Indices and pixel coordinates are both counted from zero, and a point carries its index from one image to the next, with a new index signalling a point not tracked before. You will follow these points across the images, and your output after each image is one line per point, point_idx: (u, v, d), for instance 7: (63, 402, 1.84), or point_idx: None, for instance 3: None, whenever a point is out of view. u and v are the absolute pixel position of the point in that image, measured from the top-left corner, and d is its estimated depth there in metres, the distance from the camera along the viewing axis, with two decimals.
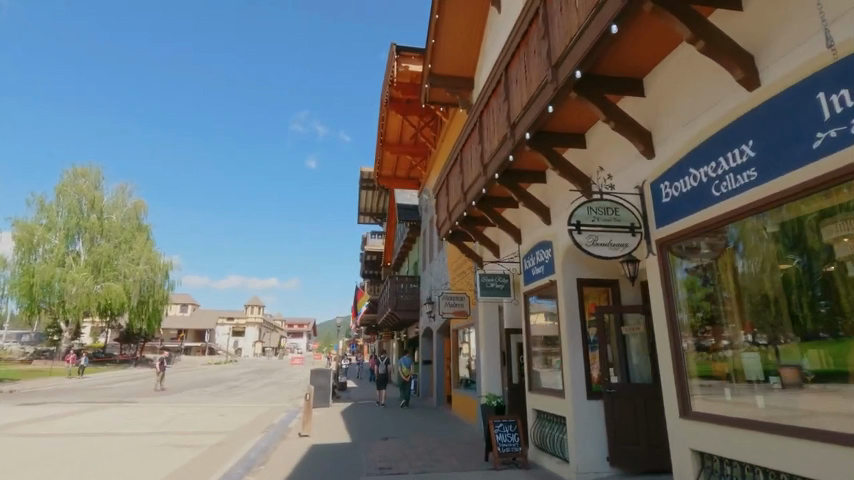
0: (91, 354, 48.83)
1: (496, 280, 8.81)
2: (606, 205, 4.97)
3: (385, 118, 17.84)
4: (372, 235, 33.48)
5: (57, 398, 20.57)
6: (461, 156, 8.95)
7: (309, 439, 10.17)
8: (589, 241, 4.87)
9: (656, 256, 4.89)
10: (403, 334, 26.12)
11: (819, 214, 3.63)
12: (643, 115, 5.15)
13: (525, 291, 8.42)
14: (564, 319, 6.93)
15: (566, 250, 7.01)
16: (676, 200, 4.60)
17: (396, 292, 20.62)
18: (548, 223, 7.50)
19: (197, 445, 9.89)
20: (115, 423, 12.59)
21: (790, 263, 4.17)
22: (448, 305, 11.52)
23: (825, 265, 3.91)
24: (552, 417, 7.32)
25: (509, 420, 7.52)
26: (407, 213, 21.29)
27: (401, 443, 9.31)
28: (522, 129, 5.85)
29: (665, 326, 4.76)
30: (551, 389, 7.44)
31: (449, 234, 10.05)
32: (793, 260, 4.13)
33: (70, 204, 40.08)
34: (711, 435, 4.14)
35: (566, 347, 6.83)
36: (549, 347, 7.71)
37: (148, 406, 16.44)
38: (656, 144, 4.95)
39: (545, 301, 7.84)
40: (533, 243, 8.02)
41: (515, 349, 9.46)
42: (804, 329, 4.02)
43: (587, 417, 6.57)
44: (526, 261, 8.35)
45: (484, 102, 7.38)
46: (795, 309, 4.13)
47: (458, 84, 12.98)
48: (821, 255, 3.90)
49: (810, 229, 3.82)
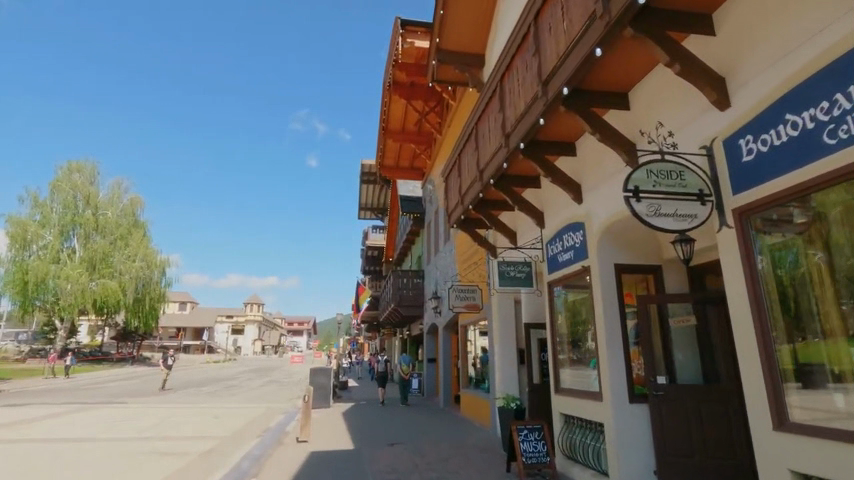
0: (87, 353, 47.97)
1: (517, 269, 7.88)
2: (669, 168, 4.08)
3: (388, 104, 16.81)
4: (372, 230, 32.55)
5: (45, 397, 19.59)
6: (476, 130, 8.05)
7: (308, 446, 9.19)
8: (651, 212, 3.95)
9: (732, 229, 3.96)
10: (405, 333, 25.15)
11: (844, 209, 3.43)
12: (713, 57, 4.20)
13: (549, 281, 7.53)
14: (599, 309, 6.03)
15: (601, 231, 6.12)
16: (764, 156, 3.68)
17: (399, 288, 19.69)
18: (579, 201, 6.60)
19: (184, 452, 8.94)
20: (100, 427, 11.64)
21: (812, 257, 3.82)
22: (459, 299, 10.69)
23: (849, 259, 3.57)
24: (585, 422, 6.44)
25: (534, 426, 6.62)
26: (410, 205, 20.35)
27: (409, 451, 8.37)
28: (559, 83, 4.94)
29: (749, 316, 3.79)
30: (581, 391, 6.53)
31: (460, 219, 9.15)
32: (813, 254, 3.81)
33: (65, 200, 39.09)
34: (821, 457, 3.21)
35: (604, 342, 5.90)
36: (579, 344, 6.81)
37: (138, 408, 15.46)
38: (731, 91, 4.03)
39: (574, 291, 6.96)
40: (561, 226, 7.12)
41: (535, 346, 8.53)
42: (824, 328, 3.65)
43: (630, 424, 5.66)
44: (551, 246, 7.46)
45: (507, 64, 6.48)
46: (810, 305, 3.77)
47: (468, 61, 11.99)
48: (846, 249, 3.58)
49: (836, 223, 3.56)
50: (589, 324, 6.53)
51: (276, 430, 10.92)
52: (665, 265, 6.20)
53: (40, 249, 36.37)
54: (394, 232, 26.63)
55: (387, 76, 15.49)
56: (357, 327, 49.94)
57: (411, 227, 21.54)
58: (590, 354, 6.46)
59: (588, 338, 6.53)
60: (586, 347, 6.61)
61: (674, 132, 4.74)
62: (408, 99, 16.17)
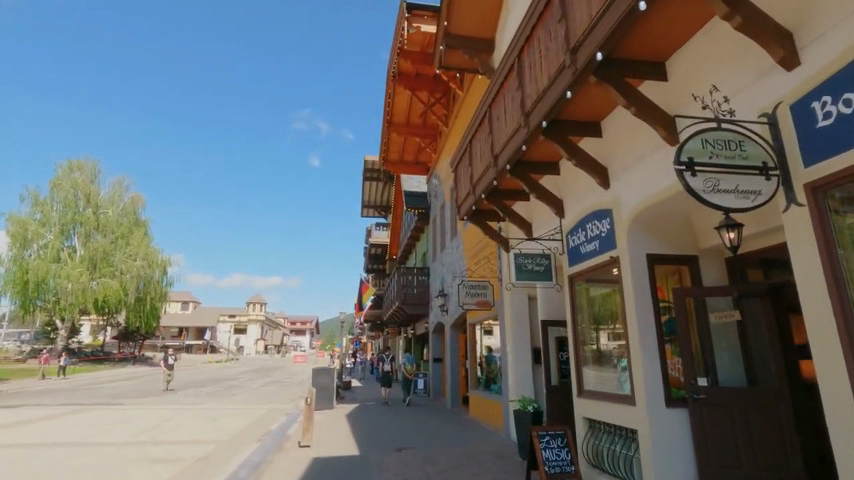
0: (89, 352, 47.78)
1: (535, 261, 7.28)
2: (727, 136, 3.53)
3: (392, 95, 16.27)
4: (376, 228, 31.97)
5: (41, 398, 19.05)
6: (489, 113, 7.50)
7: (309, 452, 8.61)
8: (709, 187, 3.39)
9: (802, 208, 3.41)
10: (409, 332, 24.59)
11: None
12: (774, 8, 3.60)
13: (571, 274, 6.97)
14: (629, 304, 5.47)
15: (631, 219, 5.56)
16: (844, 120, 3.10)
17: (403, 286, 19.15)
18: (605, 186, 6.04)
19: (177, 458, 8.39)
20: (94, 431, 11.12)
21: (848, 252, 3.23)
22: (469, 295, 10.15)
23: None
24: (612, 428, 5.88)
25: (557, 432, 6.09)
26: (415, 201, 19.77)
27: (419, 458, 7.80)
28: (591, 47, 4.36)
29: (830, 310, 3.21)
30: (607, 394, 5.97)
31: (471, 210, 8.60)
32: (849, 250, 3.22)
33: (65, 198, 38.65)
34: None
35: (636, 340, 5.35)
36: (606, 343, 6.23)
37: (135, 409, 14.96)
38: (801, 48, 3.43)
39: (599, 285, 6.40)
40: (584, 214, 6.57)
41: (553, 345, 7.97)
42: None
43: (669, 431, 5.10)
44: (572, 237, 6.90)
45: (527, 35, 5.92)
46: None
47: (478, 45, 11.42)
48: None
49: None
50: (617, 320, 5.96)
51: (276, 433, 10.40)
52: (702, 255, 5.65)
53: (40, 249, 35.91)
54: (398, 229, 26.11)
55: (392, 64, 14.94)
56: (359, 326, 49.47)
57: (415, 224, 20.98)
58: (618, 352, 5.89)
59: (616, 335, 5.97)
60: (613, 345, 6.05)
61: (728, 100, 4.17)
62: (413, 90, 15.64)
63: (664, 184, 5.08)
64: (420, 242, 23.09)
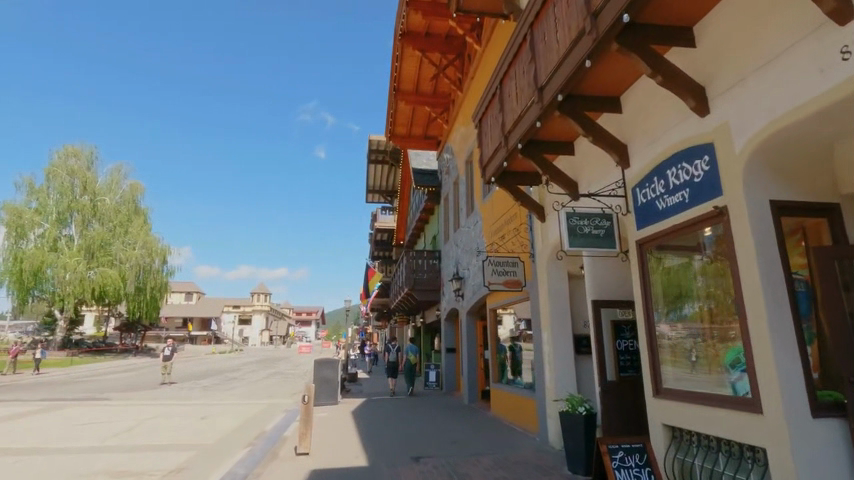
0: (91, 343, 46.90)
1: (593, 224, 5.64)
2: None
3: (400, 59, 14.70)
4: (382, 213, 30.32)
5: (23, 394, 17.58)
6: (530, 35, 5.83)
7: (307, 462, 7.05)
8: None
9: None
10: (417, 320, 23.10)
11: None
12: None
13: (639, 241, 5.30)
14: (749, 273, 3.90)
15: (751, 152, 3.94)
16: None
17: (413, 270, 17.62)
18: (703, 114, 4.42)
19: (145, 471, 6.83)
20: (61, 434, 9.65)
21: None
22: (496, 274, 8.59)
23: None
24: (715, 443, 4.31)
25: (634, 446, 4.59)
26: (424, 178, 18.17)
27: (442, 472, 6.27)
28: None
29: None
30: (705, 396, 4.39)
31: (500, 170, 6.97)
32: None
33: (61, 186, 37.16)
34: None
35: (761, 323, 3.77)
36: (709, 330, 4.58)
37: (117, 407, 13.47)
38: None
39: (689, 252, 4.78)
40: (666, 155, 4.93)
41: (608, 332, 6.36)
42: None
43: (817, 451, 3.51)
44: (643, 189, 5.28)
45: None
46: None
47: None
48: None
49: None
50: (706, 298, 4.63)
51: (271, 437, 8.92)
52: (843, 203, 4.05)
53: (38, 238, 35.03)
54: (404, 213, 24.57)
55: (401, 19, 13.39)
56: (365, 317, 48.24)
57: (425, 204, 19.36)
58: (689, 345, 4.83)
59: (704, 318, 4.66)
60: (697, 335, 4.75)
61: None
62: (424, 50, 14.07)
63: (812, 94, 3.42)
64: (430, 224, 21.46)
